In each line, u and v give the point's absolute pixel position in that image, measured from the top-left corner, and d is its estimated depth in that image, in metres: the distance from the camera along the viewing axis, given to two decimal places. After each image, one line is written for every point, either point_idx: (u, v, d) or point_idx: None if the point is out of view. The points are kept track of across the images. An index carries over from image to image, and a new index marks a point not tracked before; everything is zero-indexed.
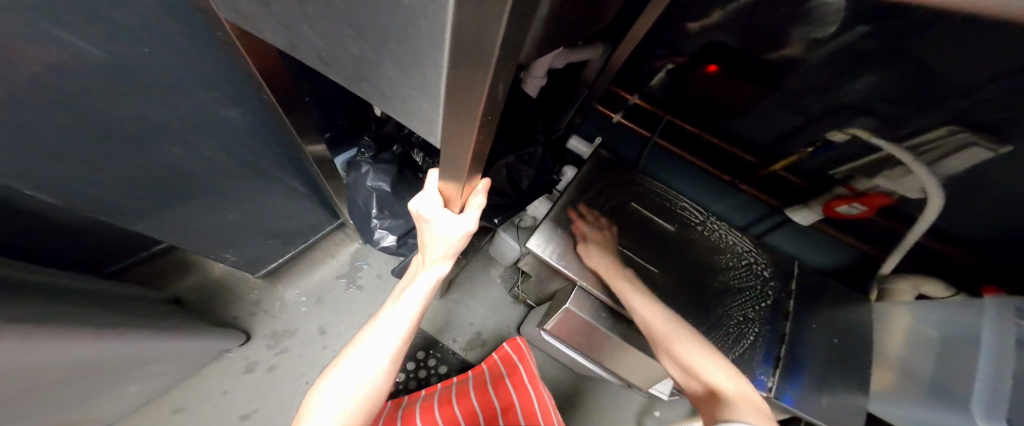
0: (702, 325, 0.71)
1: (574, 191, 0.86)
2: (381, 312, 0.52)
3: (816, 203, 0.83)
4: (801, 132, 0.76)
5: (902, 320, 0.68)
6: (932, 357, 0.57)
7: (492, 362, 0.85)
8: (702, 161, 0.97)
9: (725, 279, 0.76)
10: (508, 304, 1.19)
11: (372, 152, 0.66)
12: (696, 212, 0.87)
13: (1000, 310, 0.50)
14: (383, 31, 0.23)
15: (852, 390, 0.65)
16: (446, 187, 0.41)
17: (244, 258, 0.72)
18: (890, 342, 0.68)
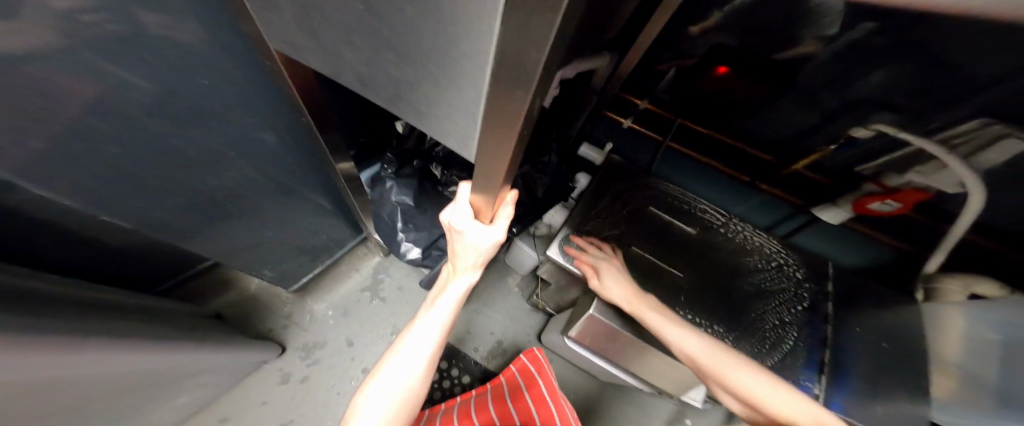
0: (734, 329, 0.69)
1: (592, 197, 0.86)
2: (412, 322, 0.53)
3: (845, 201, 0.79)
4: (823, 128, 0.74)
5: (957, 326, 0.63)
6: (999, 363, 0.53)
7: (512, 374, 0.85)
8: (716, 161, 0.94)
9: (754, 282, 0.74)
10: (527, 313, 1.18)
11: (394, 167, 0.67)
12: (717, 213, 0.85)
13: None
14: (426, 56, 0.25)
15: (907, 397, 0.61)
16: (477, 199, 0.43)
17: (278, 273, 0.75)
18: (946, 348, 0.63)
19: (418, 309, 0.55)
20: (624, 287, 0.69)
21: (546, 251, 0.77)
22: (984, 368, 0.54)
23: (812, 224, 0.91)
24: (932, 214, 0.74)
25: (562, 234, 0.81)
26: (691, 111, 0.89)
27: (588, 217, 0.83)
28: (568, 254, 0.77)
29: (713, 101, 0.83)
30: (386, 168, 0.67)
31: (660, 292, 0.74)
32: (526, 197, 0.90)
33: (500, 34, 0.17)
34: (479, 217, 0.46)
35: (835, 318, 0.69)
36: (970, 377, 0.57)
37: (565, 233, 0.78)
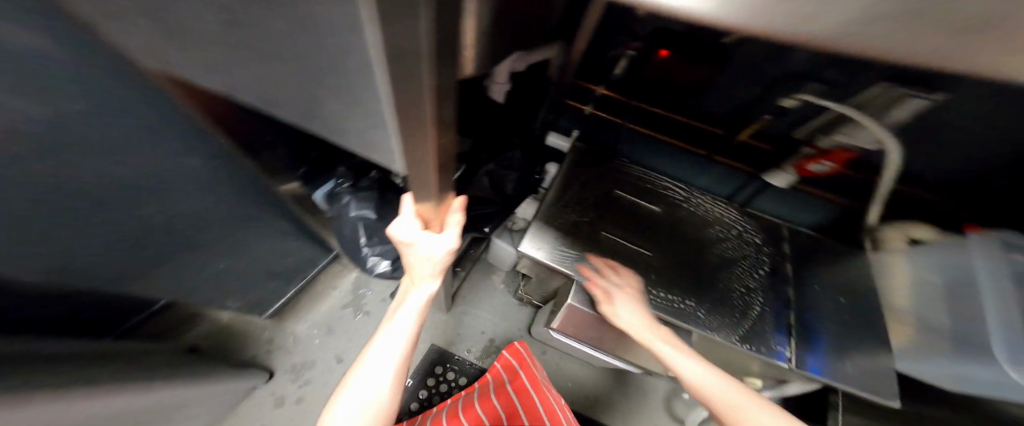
0: (706, 303, 0.70)
1: (561, 188, 0.86)
2: (376, 333, 0.54)
3: (789, 165, 0.77)
4: (762, 101, 0.68)
5: (905, 272, 0.73)
6: (944, 306, 0.62)
7: (495, 369, 0.86)
8: (669, 137, 0.91)
9: (717, 253, 0.76)
10: (515, 307, 1.20)
11: (350, 181, 0.64)
12: (677, 190, 0.87)
13: (988, 249, 0.56)
14: (290, 68, 0.24)
15: (872, 350, 0.66)
16: (418, 211, 0.42)
17: (246, 301, 0.75)
18: (899, 297, 0.72)
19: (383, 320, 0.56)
20: (636, 312, 0.68)
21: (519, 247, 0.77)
22: (940, 312, 0.62)
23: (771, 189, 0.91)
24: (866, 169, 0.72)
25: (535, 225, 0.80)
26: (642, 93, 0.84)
27: (560, 209, 0.83)
28: (549, 244, 0.78)
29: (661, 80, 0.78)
30: (342, 182, 0.63)
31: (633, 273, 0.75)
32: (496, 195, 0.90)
33: (373, 19, 0.15)
34: (428, 228, 0.45)
35: (793, 277, 0.75)
36: (926, 323, 0.66)
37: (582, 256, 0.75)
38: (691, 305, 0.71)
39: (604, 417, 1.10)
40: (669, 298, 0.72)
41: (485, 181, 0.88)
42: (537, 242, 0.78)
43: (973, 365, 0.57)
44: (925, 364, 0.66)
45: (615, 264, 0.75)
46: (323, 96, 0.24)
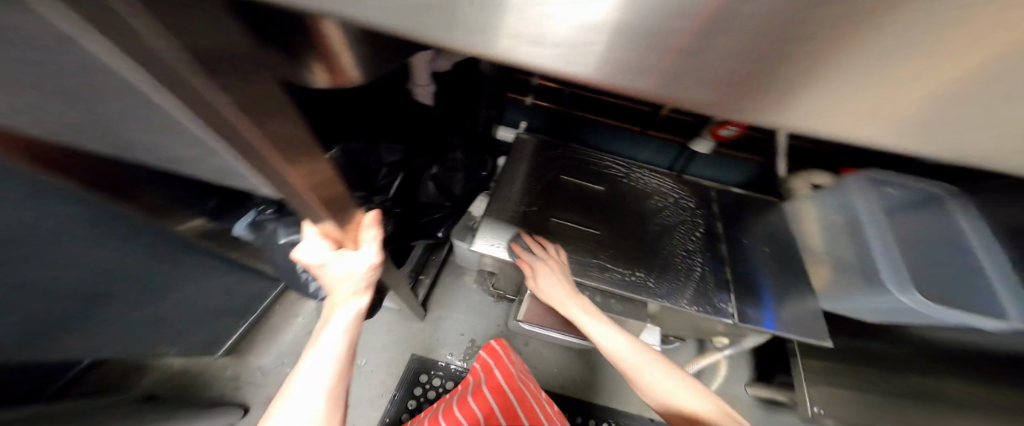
0: (654, 271, 0.72)
1: (508, 182, 0.84)
2: (300, 360, 0.47)
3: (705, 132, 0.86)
4: None
5: (811, 215, 0.79)
6: (849, 244, 0.69)
7: (471, 372, 0.80)
8: (608, 117, 1.00)
9: (658, 223, 0.79)
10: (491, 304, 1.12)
11: (272, 207, 0.65)
12: (620, 166, 0.89)
13: (863, 189, 0.65)
14: (68, 124, 0.22)
15: (799, 293, 0.71)
16: (322, 231, 0.40)
17: (192, 345, 0.74)
18: (810, 238, 0.79)
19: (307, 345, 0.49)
20: (561, 287, 0.66)
21: (471, 246, 0.72)
22: (847, 248, 0.69)
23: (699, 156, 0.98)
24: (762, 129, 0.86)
25: (486, 220, 0.76)
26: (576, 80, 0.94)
27: (509, 202, 0.80)
28: (503, 234, 0.74)
29: None
30: (264, 209, 0.65)
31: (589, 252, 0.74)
32: (445, 199, 0.88)
33: (100, 49, 0.13)
34: (339, 246, 0.43)
35: (726, 236, 0.80)
36: (838, 261, 0.72)
37: (484, 226, 0.75)
38: (643, 278, 0.71)
39: (591, 398, 1.05)
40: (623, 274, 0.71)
41: (430, 187, 0.86)
42: (491, 235, 0.74)
43: (871, 296, 0.64)
44: (839, 304, 0.72)
45: (570, 247, 0.73)
46: (148, 151, 0.24)
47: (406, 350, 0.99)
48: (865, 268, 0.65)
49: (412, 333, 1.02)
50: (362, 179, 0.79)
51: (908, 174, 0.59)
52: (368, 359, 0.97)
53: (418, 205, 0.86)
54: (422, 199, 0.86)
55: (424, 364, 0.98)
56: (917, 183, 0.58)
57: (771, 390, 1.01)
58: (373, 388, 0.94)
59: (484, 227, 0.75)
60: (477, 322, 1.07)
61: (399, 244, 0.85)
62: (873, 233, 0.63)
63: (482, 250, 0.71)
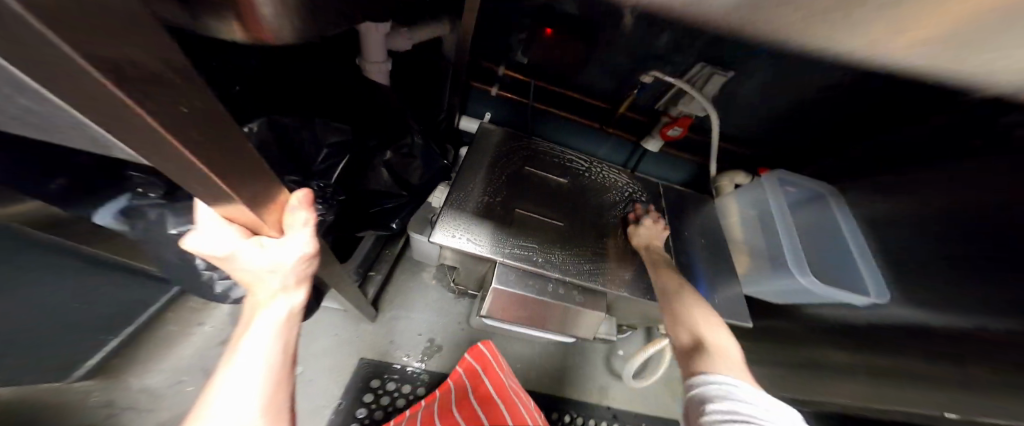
0: (614, 262, 0.73)
1: (469, 171, 0.80)
2: (207, 391, 0.35)
3: (654, 132, 0.90)
4: (631, 76, 0.89)
5: (734, 208, 0.92)
6: (762, 233, 0.84)
7: (458, 376, 0.76)
8: (571, 114, 1.02)
9: (616, 217, 0.81)
10: (451, 301, 0.97)
11: (153, 191, 0.49)
12: (582, 161, 0.90)
13: (773, 183, 0.82)
14: None
15: (729, 279, 0.80)
16: (224, 213, 0.32)
17: (33, 367, 0.55)
18: (735, 229, 0.91)
19: (217, 368, 0.37)
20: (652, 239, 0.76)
21: (430, 238, 0.66)
22: (758, 238, 0.85)
23: (649, 154, 1.05)
24: (701, 130, 0.95)
25: (448, 213, 0.70)
26: (541, 72, 0.95)
27: (473, 193, 0.75)
28: (467, 225, 0.69)
29: (550, 65, 0.92)
30: (141, 193, 0.49)
31: (556, 243, 0.72)
32: (400, 188, 0.79)
33: None
34: (256, 234, 0.34)
35: (673, 230, 0.85)
36: (754, 249, 0.86)
37: (443, 215, 0.69)
38: (605, 268, 0.72)
39: (554, 391, 1.04)
40: (589, 269, 0.71)
41: (383, 172, 0.76)
42: (454, 226, 0.68)
43: (777, 277, 0.79)
44: (757, 286, 0.84)
45: (535, 240, 0.71)
46: None
47: (355, 353, 0.83)
48: (773, 254, 0.81)
49: (361, 335, 0.86)
50: (298, 160, 0.67)
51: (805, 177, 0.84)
52: (302, 367, 0.79)
53: (366, 192, 0.76)
54: (372, 186, 0.76)
55: (375, 368, 0.82)
56: (808, 182, 0.83)
57: None
58: (308, 403, 0.76)
59: (441, 219, 0.69)
60: (439, 321, 0.93)
61: (342, 236, 0.75)
62: (781, 226, 0.79)
63: (444, 243, 0.65)
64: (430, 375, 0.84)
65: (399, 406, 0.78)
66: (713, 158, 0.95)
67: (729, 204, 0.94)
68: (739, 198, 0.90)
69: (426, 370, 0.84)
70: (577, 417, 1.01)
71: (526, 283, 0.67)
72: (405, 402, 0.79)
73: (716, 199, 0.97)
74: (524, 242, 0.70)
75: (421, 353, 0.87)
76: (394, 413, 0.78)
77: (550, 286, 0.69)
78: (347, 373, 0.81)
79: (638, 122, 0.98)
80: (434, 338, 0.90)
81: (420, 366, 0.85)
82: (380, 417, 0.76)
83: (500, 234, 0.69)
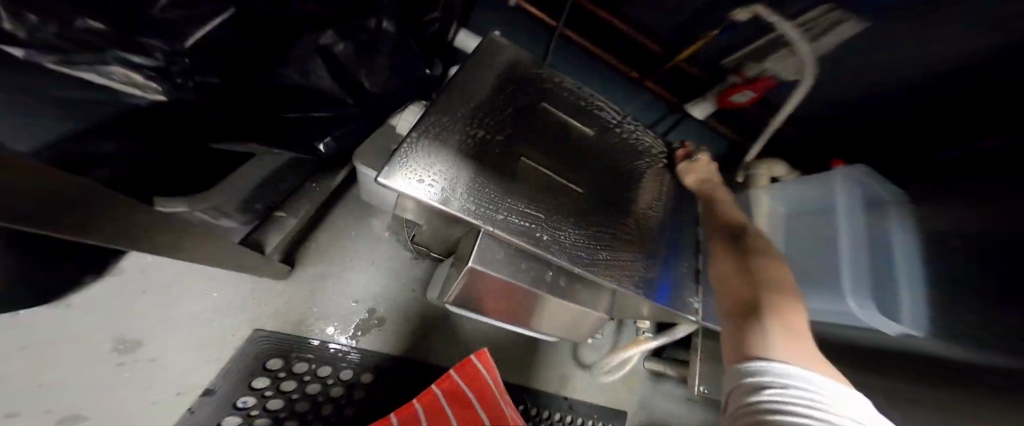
0: (637, 255, 0.55)
1: (462, 88, 0.52)
2: None
3: (712, 94, 0.70)
4: (704, 15, 0.67)
5: (766, 203, 0.75)
6: (804, 242, 0.65)
7: (428, 400, 0.52)
8: (609, 54, 0.75)
9: (645, 196, 0.62)
10: (406, 262, 0.73)
11: None
12: (613, 111, 0.67)
13: (851, 180, 0.58)
14: None
15: None
16: None
17: None
18: (762, 226, 0.73)
19: None
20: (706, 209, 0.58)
21: (375, 179, 0.38)
22: (804, 246, 0.64)
23: (684, 122, 0.87)
24: (762, 105, 0.76)
25: (412, 144, 0.43)
26: None
27: (458, 119, 0.48)
28: (441, 166, 0.43)
29: None
30: None
31: (569, 215, 0.50)
32: (345, 91, 0.49)
33: None
34: None
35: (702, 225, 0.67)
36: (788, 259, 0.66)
37: (407, 139, 0.42)
38: (627, 260, 0.53)
39: (511, 377, 0.91)
40: (609, 259, 0.52)
41: (318, 63, 0.46)
42: (418, 164, 0.42)
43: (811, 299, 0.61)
44: None
45: (542, 208, 0.48)
46: None
47: (248, 320, 0.55)
48: (819, 263, 0.61)
49: (264, 297, 0.58)
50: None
51: (875, 175, 0.59)
52: (143, 338, 0.48)
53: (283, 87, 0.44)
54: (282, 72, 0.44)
55: (281, 344, 0.55)
56: (876, 183, 0.59)
57: (667, 365, 1.07)
58: (139, 395, 0.45)
59: (402, 145, 0.42)
60: (388, 286, 0.70)
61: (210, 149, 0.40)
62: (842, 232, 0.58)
63: (398, 188, 0.38)
64: (361, 356, 0.62)
65: (309, 392, 0.54)
66: (759, 140, 0.77)
67: (760, 199, 0.76)
68: (775, 193, 0.73)
69: (357, 350, 0.62)
70: (532, 407, 0.90)
71: (518, 265, 0.46)
72: (320, 387, 0.55)
73: (751, 189, 0.78)
74: (526, 209, 0.47)
75: (354, 327, 0.64)
76: (299, 402, 0.53)
77: (549, 274, 0.49)
78: (230, 350, 0.52)
79: (692, 79, 0.77)
80: (375, 308, 0.67)
81: (349, 344, 0.62)
82: (278, 407, 0.51)
83: (494, 191, 0.45)
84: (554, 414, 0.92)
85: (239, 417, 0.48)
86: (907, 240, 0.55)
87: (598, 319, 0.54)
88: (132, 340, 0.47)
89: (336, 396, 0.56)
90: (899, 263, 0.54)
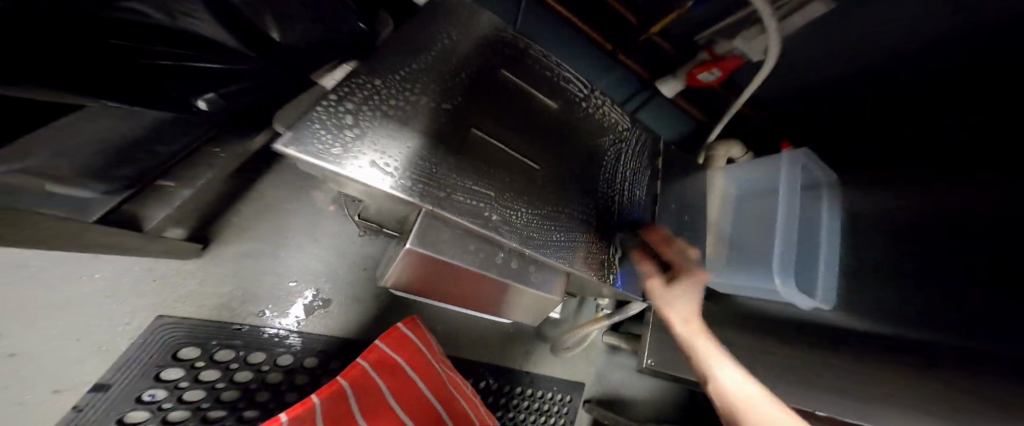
0: (592, 237, 0.53)
1: (404, 40, 0.45)
2: None
3: (682, 71, 0.68)
4: None
5: (719, 183, 0.75)
6: (744, 222, 0.66)
7: (354, 375, 0.45)
8: (579, 18, 0.69)
9: (607, 177, 0.59)
10: (353, 239, 0.67)
11: None
12: (580, 83, 0.62)
13: (794, 161, 0.59)
14: None
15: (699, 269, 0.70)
16: None
17: None
18: (713, 206, 0.74)
19: None
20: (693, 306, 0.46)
21: (272, 144, 0.27)
22: (743, 226, 0.66)
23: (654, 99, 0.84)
24: (731, 87, 0.74)
25: (329, 107, 0.33)
26: None
27: (393, 83, 0.40)
28: (369, 136, 0.35)
29: None
30: None
31: (523, 193, 0.47)
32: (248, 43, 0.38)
33: None
34: None
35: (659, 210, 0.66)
36: (733, 241, 0.68)
37: (327, 97, 0.34)
38: (582, 243, 0.52)
39: (473, 355, 0.90)
40: (564, 241, 0.49)
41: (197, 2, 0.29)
42: (338, 132, 0.32)
43: (745, 277, 0.64)
44: (722, 280, 0.70)
45: (492, 185, 0.44)
46: None
47: (148, 307, 0.47)
48: (750, 244, 0.63)
49: (170, 282, 0.49)
50: None
51: (817, 160, 0.61)
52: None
53: (120, 26, 0.25)
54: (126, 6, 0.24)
55: (197, 331, 0.49)
56: (818, 169, 0.62)
57: (622, 339, 1.12)
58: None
59: (320, 103, 0.33)
60: (333, 265, 0.64)
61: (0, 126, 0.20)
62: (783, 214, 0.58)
63: (309, 159, 0.29)
64: (303, 341, 0.58)
65: (237, 381, 0.50)
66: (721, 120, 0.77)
67: (716, 181, 0.76)
68: (728, 173, 0.73)
69: (300, 333, 0.58)
70: (493, 382, 0.91)
71: (461, 246, 0.42)
72: (252, 374, 0.52)
73: (710, 169, 0.78)
74: (474, 186, 0.42)
75: (295, 311, 0.59)
76: (226, 390, 0.49)
77: (499, 256, 0.45)
78: (127, 340, 0.44)
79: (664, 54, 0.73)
80: (319, 289, 0.62)
81: (288, 327, 0.57)
82: (199, 398, 0.46)
83: (438, 165, 0.40)
84: (514, 389, 0.94)
85: (147, 411, 0.42)
86: (832, 217, 0.63)
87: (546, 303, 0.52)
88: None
89: (273, 383, 0.53)
90: (823, 245, 0.61)
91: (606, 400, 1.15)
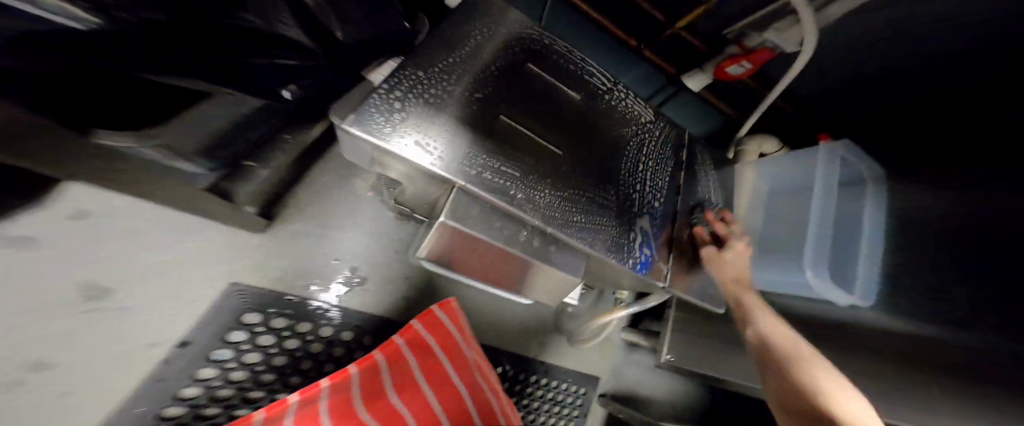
0: (611, 221, 0.55)
1: (443, 41, 0.49)
2: None
3: (710, 66, 0.69)
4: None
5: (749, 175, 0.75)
6: (776, 213, 0.65)
7: (390, 350, 0.50)
8: (604, 17, 0.72)
9: (628, 167, 0.61)
10: (391, 224, 0.73)
11: None
12: (603, 77, 0.64)
13: (831, 149, 0.58)
14: None
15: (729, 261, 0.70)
16: None
17: None
18: (742, 201, 0.74)
19: None
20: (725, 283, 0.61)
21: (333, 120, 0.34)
22: (775, 218, 0.65)
23: (679, 94, 0.85)
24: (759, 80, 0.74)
25: (382, 95, 0.39)
26: None
27: (433, 76, 0.45)
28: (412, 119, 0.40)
29: None
30: None
31: (547, 175, 0.50)
32: (319, 47, 0.45)
33: None
34: None
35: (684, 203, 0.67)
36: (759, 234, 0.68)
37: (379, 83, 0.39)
38: (602, 226, 0.54)
39: (495, 342, 0.93)
40: (583, 223, 0.52)
41: None
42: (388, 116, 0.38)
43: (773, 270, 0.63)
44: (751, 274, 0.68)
45: (519, 168, 0.47)
46: None
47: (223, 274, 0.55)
48: (782, 237, 0.62)
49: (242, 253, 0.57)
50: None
51: (857, 154, 0.60)
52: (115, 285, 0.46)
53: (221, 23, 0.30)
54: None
55: (257, 300, 0.56)
56: (859, 163, 0.61)
57: (641, 335, 1.11)
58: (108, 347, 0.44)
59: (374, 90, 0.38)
60: (371, 247, 0.70)
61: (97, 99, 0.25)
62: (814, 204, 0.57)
63: (363, 134, 0.34)
64: (342, 315, 0.64)
65: (287, 348, 0.57)
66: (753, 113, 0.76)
67: (747, 175, 0.76)
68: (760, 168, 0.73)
69: (342, 308, 0.65)
70: (510, 369, 0.94)
71: (493, 222, 0.46)
72: (298, 342, 0.59)
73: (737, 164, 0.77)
74: (501, 167, 0.45)
75: (337, 288, 0.65)
76: (277, 356, 0.56)
77: (523, 235, 0.49)
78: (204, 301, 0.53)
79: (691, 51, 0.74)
80: (357, 267, 0.68)
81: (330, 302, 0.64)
82: (255, 360, 0.54)
83: (471, 146, 0.44)
84: (530, 377, 0.97)
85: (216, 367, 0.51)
86: (875, 212, 0.61)
87: (564, 285, 0.55)
88: (104, 288, 0.45)
89: (315, 352, 0.60)
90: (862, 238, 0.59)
91: (621, 396, 1.14)
